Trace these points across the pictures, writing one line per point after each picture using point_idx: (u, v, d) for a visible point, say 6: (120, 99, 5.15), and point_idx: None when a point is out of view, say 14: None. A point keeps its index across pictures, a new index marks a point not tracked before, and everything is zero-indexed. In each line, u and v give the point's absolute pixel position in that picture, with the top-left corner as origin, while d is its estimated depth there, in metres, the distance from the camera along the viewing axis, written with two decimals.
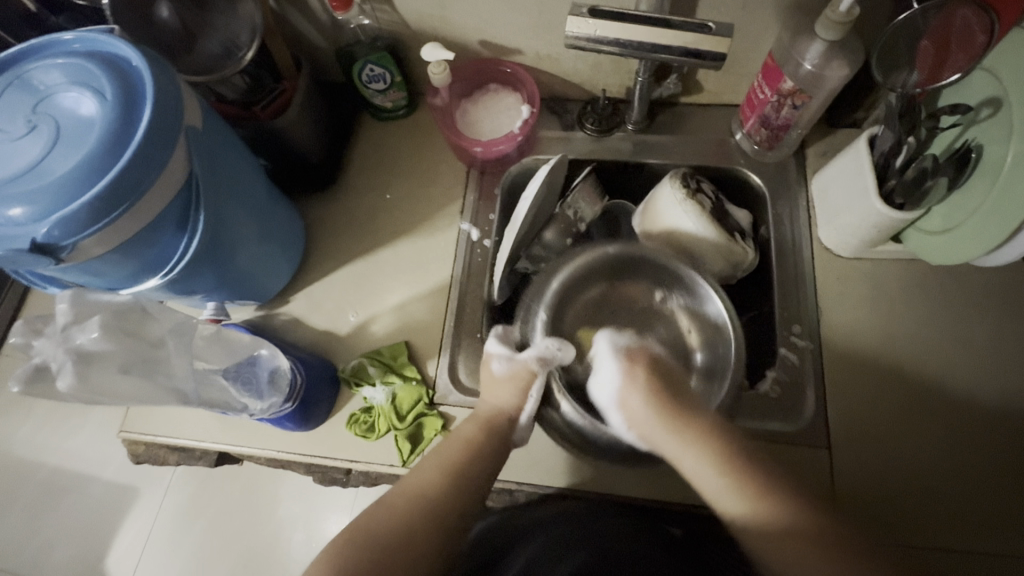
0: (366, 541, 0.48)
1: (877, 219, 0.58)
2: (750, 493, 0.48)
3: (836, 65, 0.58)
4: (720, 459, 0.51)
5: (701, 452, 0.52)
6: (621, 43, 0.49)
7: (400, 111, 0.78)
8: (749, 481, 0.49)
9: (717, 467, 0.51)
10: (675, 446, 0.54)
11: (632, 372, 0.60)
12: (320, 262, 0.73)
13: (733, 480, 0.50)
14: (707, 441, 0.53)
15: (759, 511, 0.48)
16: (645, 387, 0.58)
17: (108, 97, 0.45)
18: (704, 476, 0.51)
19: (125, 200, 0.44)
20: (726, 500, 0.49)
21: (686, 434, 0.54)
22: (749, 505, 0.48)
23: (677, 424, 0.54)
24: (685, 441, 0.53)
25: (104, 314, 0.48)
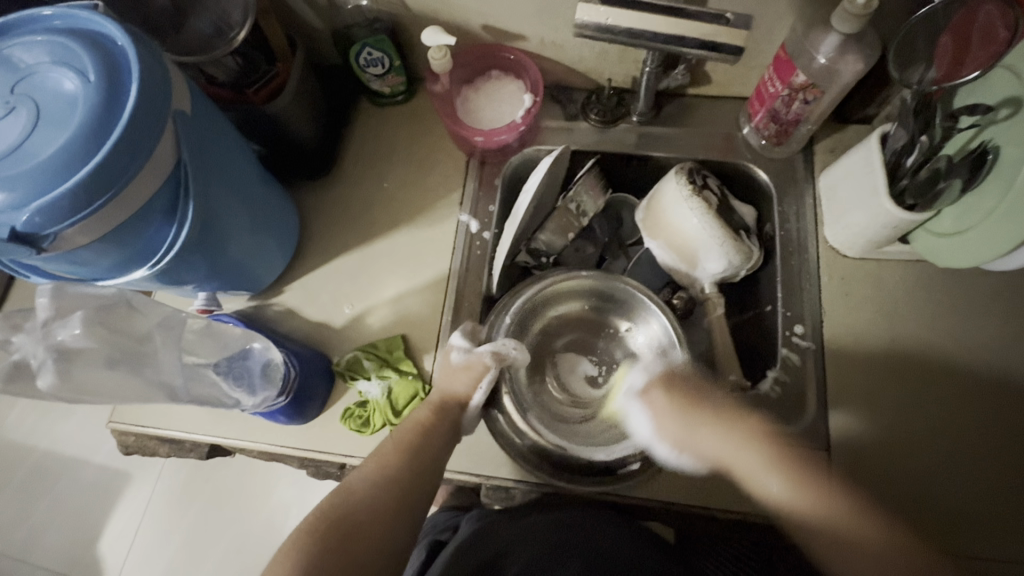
0: (330, 516, 0.49)
1: (887, 219, 0.57)
2: (780, 469, 0.51)
3: (850, 60, 0.56)
4: (770, 455, 0.52)
5: (748, 451, 0.52)
6: (635, 33, 0.48)
7: (398, 97, 0.75)
8: (794, 467, 0.51)
9: (765, 458, 0.52)
10: (715, 445, 0.54)
11: (649, 395, 0.58)
12: (315, 252, 0.71)
13: (790, 476, 0.50)
14: (753, 434, 0.53)
15: (814, 506, 0.48)
16: (671, 407, 0.57)
17: (91, 77, 0.43)
18: (751, 467, 0.52)
19: (110, 186, 0.42)
20: (782, 493, 0.50)
21: (730, 442, 0.54)
22: (789, 491, 0.50)
23: (717, 427, 0.54)
24: (724, 442, 0.54)
25: (87, 310, 0.47)
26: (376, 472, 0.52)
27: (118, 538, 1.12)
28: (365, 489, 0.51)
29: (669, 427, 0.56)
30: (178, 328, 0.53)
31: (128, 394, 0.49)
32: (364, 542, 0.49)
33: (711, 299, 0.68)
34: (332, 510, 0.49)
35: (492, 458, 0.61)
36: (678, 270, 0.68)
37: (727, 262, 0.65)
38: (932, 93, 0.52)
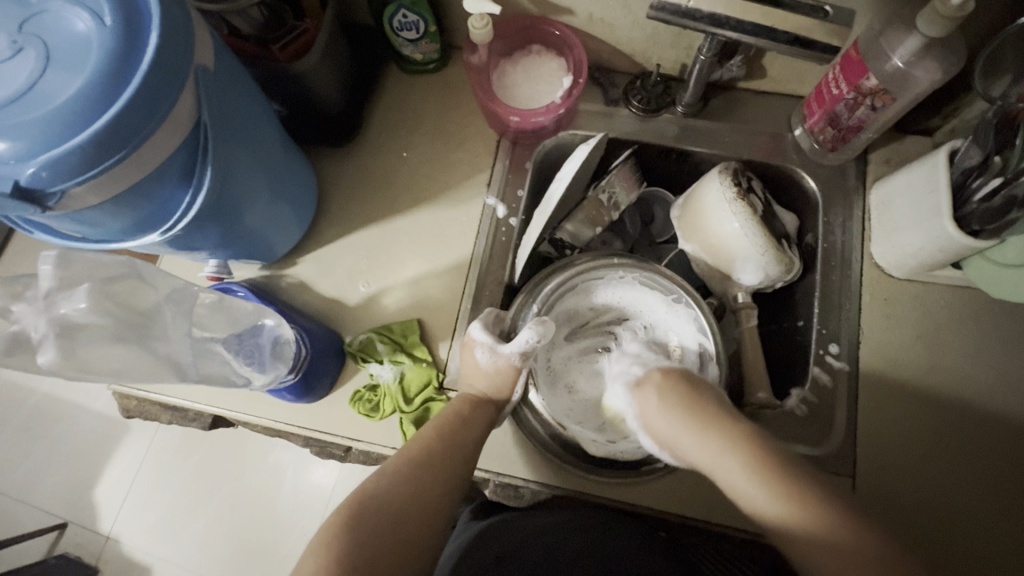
0: (375, 503, 0.46)
1: (947, 243, 0.53)
2: (793, 502, 0.41)
3: (929, 66, 0.51)
4: (756, 463, 0.44)
5: (730, 458, 0.45)
6: (717, 17, 0.46)
7: (430, 65, 0.70)
8: (789, 486, 0.42)
9: (756, 476, 0.43)
10: (697, 449, 0.47)
11: (645, 390, 0.52)
12: (332, 224, 0.68)
13: (779, 489, 0.42)
14: (736, 440, 0.45)
15: (807, 520, 0.41)
16: (664, 406, 0.50)
17: (107, 20, 0.39)
18: (732, 481, 0.44)
19: (126, 144, 0.39)
20: (765, 505, 0.42)
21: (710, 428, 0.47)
22: (788, 515, 0.41)
23: (702, 430, 0.47)
24: (708, 448, 0.46)
25: (92, 281, 0.44)
26: (424, 459, 0.50)
27: (113, 487, 1.12)
28: (413, 477, 0.49)
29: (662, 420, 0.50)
30: (187, 302, 0.51)
31: (137, 370, 0.46)
32: (413, 530, 0.47)
33: (745, 309, 0.65)
34: (380, 494, 0.47)
35: (501, 454, 0.59)
36: (712, 275, 0.66)
37: (765, 273, 0.61)
38: (1015, 111, 0.47)
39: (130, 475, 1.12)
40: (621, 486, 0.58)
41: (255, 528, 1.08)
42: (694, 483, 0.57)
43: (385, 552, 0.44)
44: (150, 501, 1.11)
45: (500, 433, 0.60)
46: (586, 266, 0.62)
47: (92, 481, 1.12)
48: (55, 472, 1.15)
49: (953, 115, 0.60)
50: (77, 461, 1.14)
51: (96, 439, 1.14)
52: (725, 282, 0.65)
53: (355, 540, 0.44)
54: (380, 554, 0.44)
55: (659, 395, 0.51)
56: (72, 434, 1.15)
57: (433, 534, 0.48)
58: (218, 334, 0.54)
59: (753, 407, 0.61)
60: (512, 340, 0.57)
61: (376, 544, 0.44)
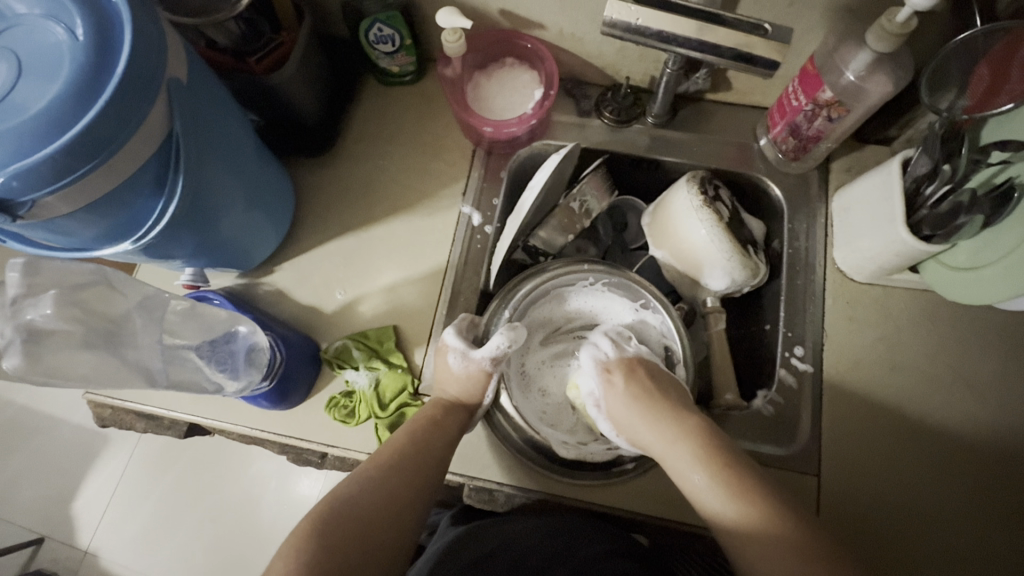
0: (345, 506, 0.47)
1: (901, 248, 0.55)
2: (732, 493, 0.46)
3: (879, 80, 0.54)
4: (703, 452, 0.49)
5: (681, 445, 0.50)
6: (665, 35, 0.48)
7: (407, 77, 0.72)
8: (731, 477, 0.46)
9: (702, 464, 0.48)
10: (655, 440, 0.52)
11: (611, 378, 0.57)
12: (309, 232, 0.69)
13: (721, 479, 0.47)
14: (689, 432, 0.51)
15: (745, 513, 0.45)
16: (627, 397, 0.55)
17: (79, 34, 0.40)
18: (680, 466, 0.49)
19: (97, 153, 0.40)
20: (710, 498, 0.47)
21: (669, 425, 0.52)
22: (730, 507, 0.45)
23: (659, 419, 0.52)
24: (663, 437, 0.51)
25: (61, 289, 0.45)
26: (395, 462, 0.51)
27: (92, 500, 1.10)
28: (385, 479, 0.50)
29: (621, 409, 0.55)
30: (158, 309, 0.52)
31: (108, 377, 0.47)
32: (384, 533, 0.47)
33: (714, 314, 0.67)
34: (349, 497, 0.48)
35: (476, 458, 0.60)
36: (682, 280, 0.67)
37: (731, 279, 0.63)
38: (960, 121, 0.51)
39: (109, 487, 1.11)
40: (594, 489, 0.59)
41: (237, 539, 1.07)
42: (665, 484, 0.58)
43: (355, 554, 0.45)
44: (129, 513, 1.10)
45: (475, 437, 0.61)
46: (558, 274, 0.63)
47: (71, 494, 1.11)
48: (32, 485, 1.13)
49: (908, 126, 0.62)
50: (55, 474, 1.13)
51: (74, 452, 1.13)
52: (694, 287, 0.67)
53: (324, 543, 0.44)
54: (350, 557, 0.45)
55: (623, 387, 0.55)
56: (50, 447, 1.14)
57: (405, 537, 0.49)
58: (190, 342, 0.54)
59: (721, 409, 0.62)
60: (484, 345, 0.58)
61: (345, 546, 0.45)
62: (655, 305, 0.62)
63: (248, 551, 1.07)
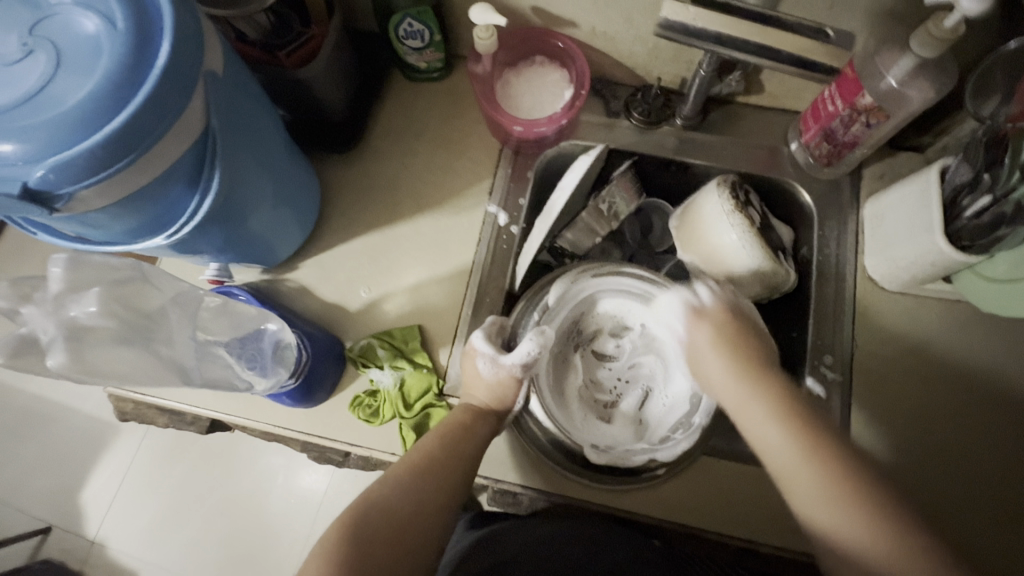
0: (376, 508, 0.46)
1: (938, 258, 0.54)
2: (792, 429, 0.43)
3: (921, 85, 0.53)
4: (728, 338, 0.50)
5: (720, 348, 0.50)
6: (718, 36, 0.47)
7: (433, 73, 0.71)
8: (798, 423, 0.43)
9: (721, 350, 0.50)
10: (698, 344, 0.52)
11: (699, 320, 0.52)
12: (333, 229, 0.68)
13: (737, 369, 0.48)
14: (722, 325, 0.52)
15: (801, 449, 0.42)
16: (710, 343, 0.51)
17: (119, 25, 0.39)
18: (704, 350, 0.51)
19: (135, 147, 0.39)
20: (765, 428, 0.44)
21: (717, 345, 0.50)
22: (785, 440, 0.43)
23: (712, 328, 0.52)
24: (703, 338, 0.51)
25: (102, 285, 0.44)
26: (426, 465, 0.50)
27: (102, 490, 1.10)
28: (416, 482, 0.49)
29: (699, 336, 0.52)
30: (191, 306, 0.51)
31: (142, 374, 0.46)
32: (413, 537, 0.47)
33: None
34: (380, 498, 0.47)
35: (498, 459, 0.60)
36: None
37: (761, 285, 0.62)
38: (1004, 129, 0.49)
39: (119, 478, 1.11)
40: (621, 494, 0.58)
41: (247, 532, 1.07)
42: (692, 491, 0.58)
43: (386, 560, 0.44)
44: (139, 505, 1.09)
45: (500, 440, 0.60)
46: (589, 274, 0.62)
47: (81, 484, 1.11)
48: (41, 474, 1.13)
49: (945, 132, 0.62)
50: (65, 464, 1.13)
51: (85, 441, 1.13)
52: None
53: (355, 544, 0.44)
54: (383, 561, 0.44)
55: (722, 339, 0.51)
56: (60, 436, 1.14)
57: (435, 542, 0.48)
58: (220, 338, 0.54)
59: None
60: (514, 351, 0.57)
61: (376, 551, 0.44)
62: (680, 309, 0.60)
63: (258, 544, 1.07)
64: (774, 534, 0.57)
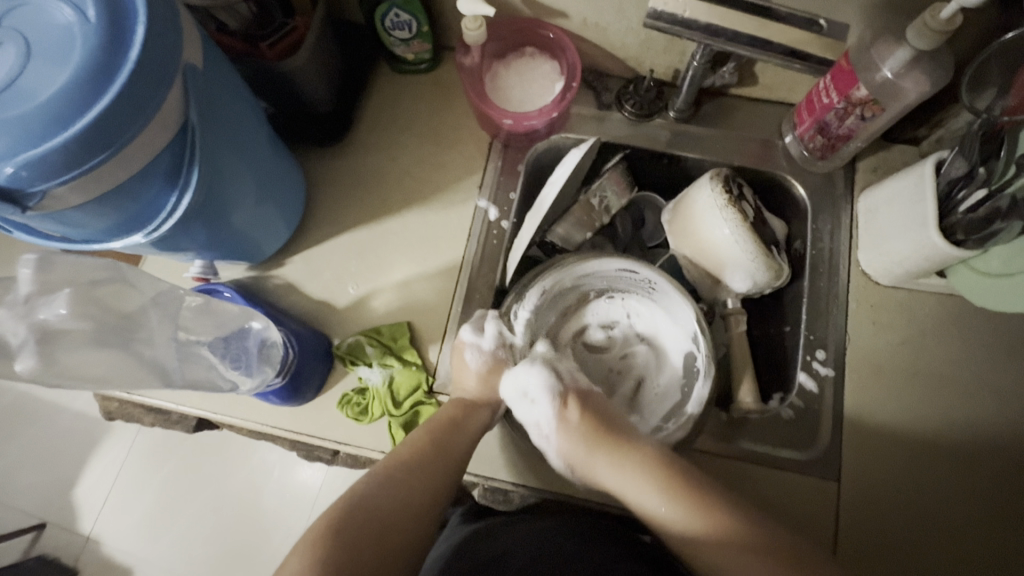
0: (362, 508, 0.46)
1: (932, 252, 0.54)
2: (689, 506, 0.48)
3: (916, 77, 0.52)
4: (660, 477, 0.50)
5: (642, 478, 0.51)
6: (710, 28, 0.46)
7: (422, 65, 0.70)
8: (683, 491, 0.49)
9: (674, 501, 0.49)
10: (609, 471, 0.53)
11: (566, 416, 0.55)
12: (320, 225, 0.67)
13: (675, 496, 0.49)
14: (645, 462, 0.52)
15: (701, 523, 0.47)
16: (584, 444, 0.54)
17: (91, 16, 0.38)
18: (641, 495, 0.51)
19: (111, 142, 0.38)
20: (669, 515, 0.49)
21: (601, 455, 0.53)
22: (689, 519, 0.48)
23: (610, 454, 0.53)
24: (624, 471, 0.52)
25: (75, 286, 0.43)
26: (413, 463, 0.50)
27: (93, 487, 1.10)
28: (403, 481, 0.49)
29: (568, 443, 0.55)
30: (173, 306, 0.50)
31: (123, 374, 0.46)
32: (401, 537, 0.46)
33: (735, 315, 0.66)
34: (366, 497, 0.47)
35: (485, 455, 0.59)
36: (702, 281, 0.66)
37: (754, 280, 0.62)
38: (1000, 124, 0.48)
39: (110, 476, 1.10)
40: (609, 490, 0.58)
41: (240, 529, 1.07)
42: None
43: (372, 561, 0.44)
44: (131, 501, 1.09)
45: (491, 437, 0.60)
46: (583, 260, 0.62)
47: (72, 481, 1.10)
48: (32, 472, 1.13)
49: (940, 125, 0.61)
50: (56, 462, 1.12)
51: (75, 439, 1.12)
52: (715, 288, 0.65)
53: (340, 545, 0.43)
54: (371, 560, 0.44)
55: (575, 427, 0.55)
56: (51, 434, 1.13)
57: (423, 542, 0.48)
58: (203, 338, 0.52)
59: (741, 412, 0.62)
60: (493, 334, 0.58)
61: (363, 552, 0.44)
62: (674, 292, 0.60)
63: (251, 540, 1.07)
64: None
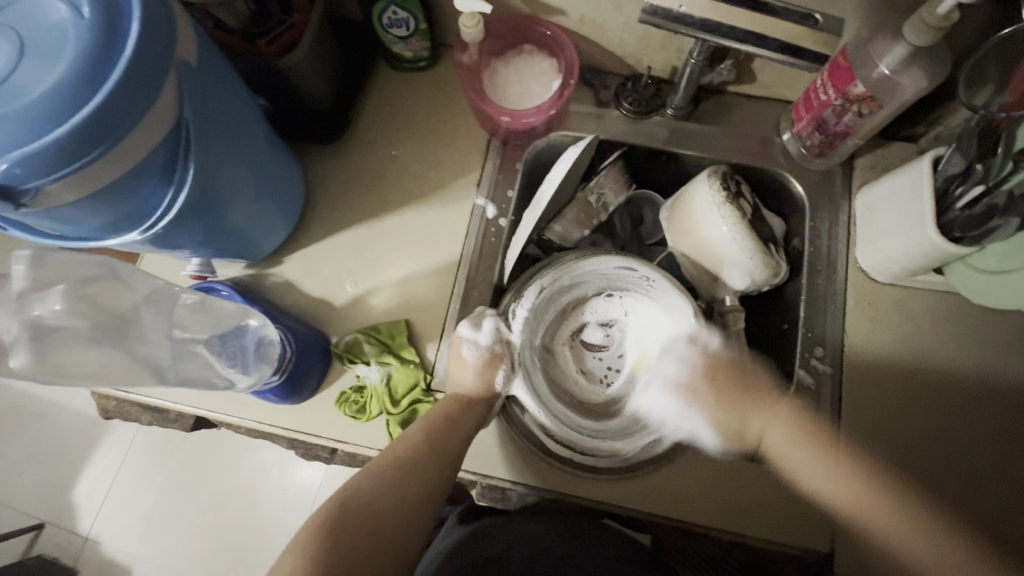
0: (359, 505, 0.46)
1: (930, 249, 0.54)
2: (847, 475, 0.55)
3: (913, 73, 0.52)
4: (802, 424, 0.57)
5: (777, 427, 0.57)
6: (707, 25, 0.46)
7: (420, 63, 0.70)
8: (843, 456, 0.56)
9: (809, 446, 0.56)
10: (759, 423, 0.58)
11: (694, 387, 0.60)
12: (318, 223, 0.67)
13: (818, 448, 0.56)
14: (784, 416, 0.57)
15: (841, 492, 0.54)
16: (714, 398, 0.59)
17: (85, 12, 0.38)
18: (795, 458, 0.56)
19: (105, 138, 0.38)
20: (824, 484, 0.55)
21: (739, 403, 0.59)
22: (835, 485, 0.55)
23: (755, 407, 0.59)
24: (761, 420, 0.58)
25: (68, 282, 0.43)
26: (410, 459, 0.50)
27: (92, 487, 1.09)
28: (399, 478, 0.49)
29: (707, 403, 0.59)
30: (167, 304, 0.50)
31: (117, 371, 0.46)
32: (396, 533, 0.47)
33: (733, 313, 0.66)
34: (363, 494, 0.46)
35: (481, 454, 0.59)
36: (701, 278, 0.66)
37: (752, 278, 0.62)
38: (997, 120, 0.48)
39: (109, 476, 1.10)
40: (606, 488, 0.58)
41: (239, 529, 1.07)
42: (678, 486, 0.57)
43: (367, 557, 0.44)
44: (130, 500, 1.09)
45: (487, 435, 0.59)
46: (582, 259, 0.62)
47: (71, 481, 1.10)
48: (31, 472, 1.13)
49: (937, 122, 0.61)
50: (55, 462, 1.12)
51: (74, 438, 1.12)
52: (714, 285, 0.65)
53: (336, 542, 0.43)
54: (366, 556, 0.44)
55: (710, 390, 0.59)
56: (50, 434, 1.13)
57: (418, 537, 0.48)
58: (199, 336, 0.53)
59: None
60: (490, 331, 0.58)
61: (359, 548, 0.44)
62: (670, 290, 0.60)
63: (250, 539, 1.07)
64: (768, 529, 0.56)
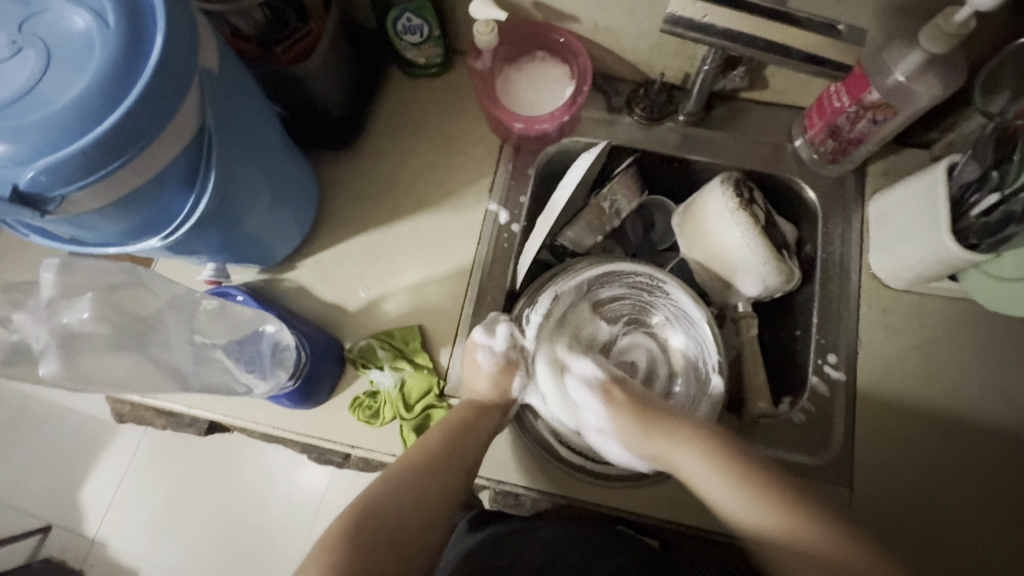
0: (377, 511, 0.46)
1: (945, 256, 0.53)
2: (755, 498, 0.47)
3: (928, 81, 0.52)
4: (712, 450, 0.50)
5: (688, 449, 0.51)
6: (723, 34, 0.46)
7: (432, 69, 0.70)
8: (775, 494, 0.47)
9: (716, 469, 0.49)
10: (665, 443, 0.52)
11: (608, 394, 0.56)
12: (331, 228, 0.67)
13: (749, 489, 0.48)
14: (694, 434, 0.52)
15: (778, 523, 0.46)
16: (631, 412, 0.55)
17: (111, 21, 0.38)
18: (693, 468, 0.50)
19: (130, 147, 0.38)
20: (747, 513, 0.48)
21: (661, 429, 0.53)
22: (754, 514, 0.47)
23: (665, 427, 0.53)
24: (666, 441, 0.52)
25: (96, 290, 0.44)
26: (427, 465, 0.50)
27: (99, 490, 1.10)
28: (416, 484, 0.49)
29: (634, 433, 0.54)
30: (188, 309, 0.51)
31: (138, 378, 0.46)
32: (415, 538, 0.47)
33: (745, 318, 0.66)
34: (381, 500, 0.47)
35: (497, 460, 0.59)
36: (713, 284, 0.66)
37: (765, 284, 0.62)
38: (1014, 127, 0.48)
39: (116, 479, 1.10)
40: (621, 494, 0.58)
41: (246, 532, 1.07)
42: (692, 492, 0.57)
43: (387, 563, 0.44)
44: (139, 502, 1.09)
45: (502, 441, 0.59)
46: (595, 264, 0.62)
47: (78, 484, 1.10)
48: (38, 475, 1.13)
49: (950, 129, 0.61)
50: (63, 465, 1.12)
51: (82, 441, 1.12)
52: (726, 291, 0.65)
53: (356, 547, 0.43)
54: (387, 562, 0.44)
55: (621, 403, 0.55)
56: (57, 437, 1.13)
57: (437, 545, 0.48)
58: (217, 341, 0.53)
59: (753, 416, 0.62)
60: (504, 336, 0.58)
61: (379, 554, 0.44)
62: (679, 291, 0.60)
63: (257, 543, 1.06)
64: None
